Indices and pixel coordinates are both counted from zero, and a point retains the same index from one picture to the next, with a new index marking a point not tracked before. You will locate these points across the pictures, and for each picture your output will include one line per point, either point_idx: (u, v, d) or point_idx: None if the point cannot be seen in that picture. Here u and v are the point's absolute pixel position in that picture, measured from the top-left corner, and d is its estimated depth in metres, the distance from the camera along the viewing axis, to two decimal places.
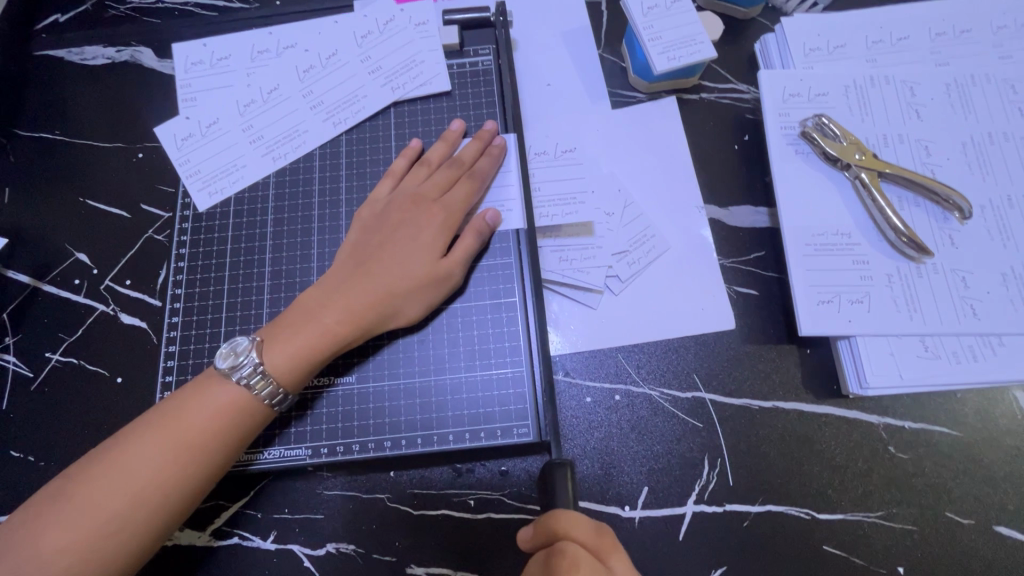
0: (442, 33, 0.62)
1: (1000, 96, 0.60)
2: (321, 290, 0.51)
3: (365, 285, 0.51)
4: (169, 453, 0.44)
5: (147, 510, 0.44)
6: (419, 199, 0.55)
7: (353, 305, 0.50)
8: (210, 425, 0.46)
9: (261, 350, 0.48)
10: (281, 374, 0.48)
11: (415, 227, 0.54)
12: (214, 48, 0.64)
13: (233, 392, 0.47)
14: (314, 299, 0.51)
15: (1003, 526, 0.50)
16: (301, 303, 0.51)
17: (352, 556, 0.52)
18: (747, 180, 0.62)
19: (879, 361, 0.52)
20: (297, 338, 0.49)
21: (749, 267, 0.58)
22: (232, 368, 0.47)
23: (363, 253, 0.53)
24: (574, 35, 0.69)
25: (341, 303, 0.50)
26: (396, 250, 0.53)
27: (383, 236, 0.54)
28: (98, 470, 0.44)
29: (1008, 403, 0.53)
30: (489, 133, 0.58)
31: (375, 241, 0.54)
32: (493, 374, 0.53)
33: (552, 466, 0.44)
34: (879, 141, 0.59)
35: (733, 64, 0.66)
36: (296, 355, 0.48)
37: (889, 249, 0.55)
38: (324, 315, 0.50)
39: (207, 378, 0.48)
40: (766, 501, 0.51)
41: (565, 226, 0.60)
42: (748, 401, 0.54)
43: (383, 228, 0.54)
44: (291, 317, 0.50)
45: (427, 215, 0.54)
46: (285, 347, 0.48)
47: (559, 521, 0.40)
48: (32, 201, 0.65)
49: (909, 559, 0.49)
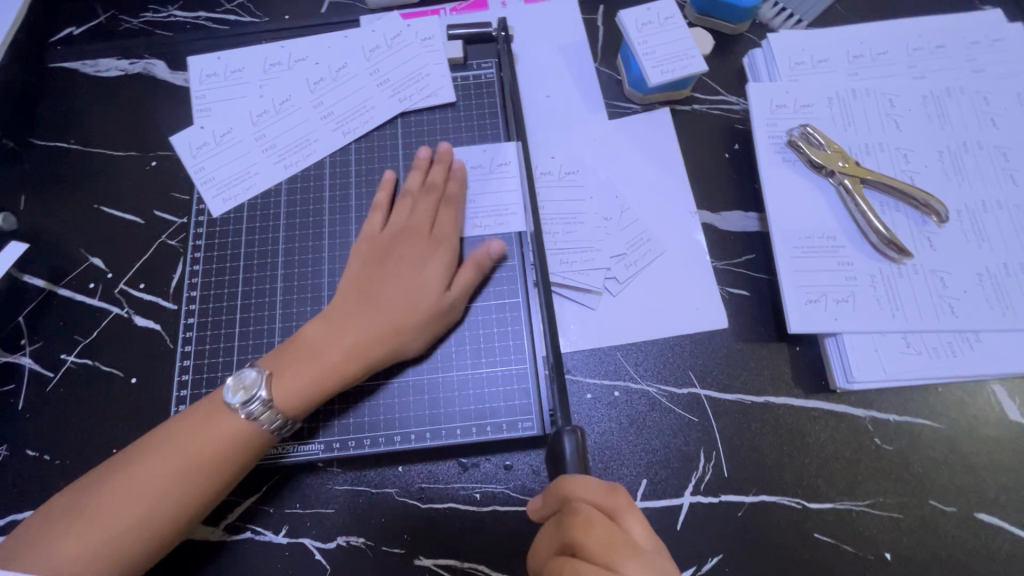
0: (446, 47, 0.65)
1: (973, 107, 0.63)
2: (320, 326, 0.52)
3: (370, 321, 0.52)
4: (181, 471, 0.46)
5: (161, 522, 0.45)
6: (414, 232, 0.57)
7: (359, 342, 0.51)
8: (223, 443, 0.47)
9: (270, 383, 0.49)
10: (286, 407, 0.49)
11: (413, 261, 0.55)
12: (228, 60, 0.67)
13: (239, 424, 0.48)
14: (315, 335, 0.52)
15: (984, 513, 0.52)
16: (303, 339, 0.52)
17: (362, 549, 0.53)
18: (738, 186, 0.65)
19: (864, 357, 0.55)
20: (304, 373, 0.50)
21: (741, 269, 0.61)
22: (243, 403, 0.48)
23: (362, 287, 0.54)
24: (572, 50, 0.72)
25: (347, 341, 0.51)
26: (398, 283, 0.54)
27: (380, 271, 0.55)
28: (113, 482, 0.46)
29: (986, 396, 0.56)
30: (447, 156, 0.60)
31: (375, 275, 0.55)
32: (498, 371, 0.55)
33: (558, 432, 0.44)
34: (861, 149, 0.62)
35: (723, 77, 0.70)
36: (302, 392, 0.50)
37: (872, 251, 0.58)
38: (330, 353, 0.51)
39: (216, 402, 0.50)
40: (759, 492, 0.54)
41: (566, 231, 0.62)
42: (741, 396, 0.57)
43: (381, 262, 0.55)
44: (296, 353, 0.51)
45: (426, 249, 0.56)
46: (291, 384, 0.50)
47: (566, 483, 0.41)
48: (47, 208, 0.67)
49: (895, 545, 0.52)
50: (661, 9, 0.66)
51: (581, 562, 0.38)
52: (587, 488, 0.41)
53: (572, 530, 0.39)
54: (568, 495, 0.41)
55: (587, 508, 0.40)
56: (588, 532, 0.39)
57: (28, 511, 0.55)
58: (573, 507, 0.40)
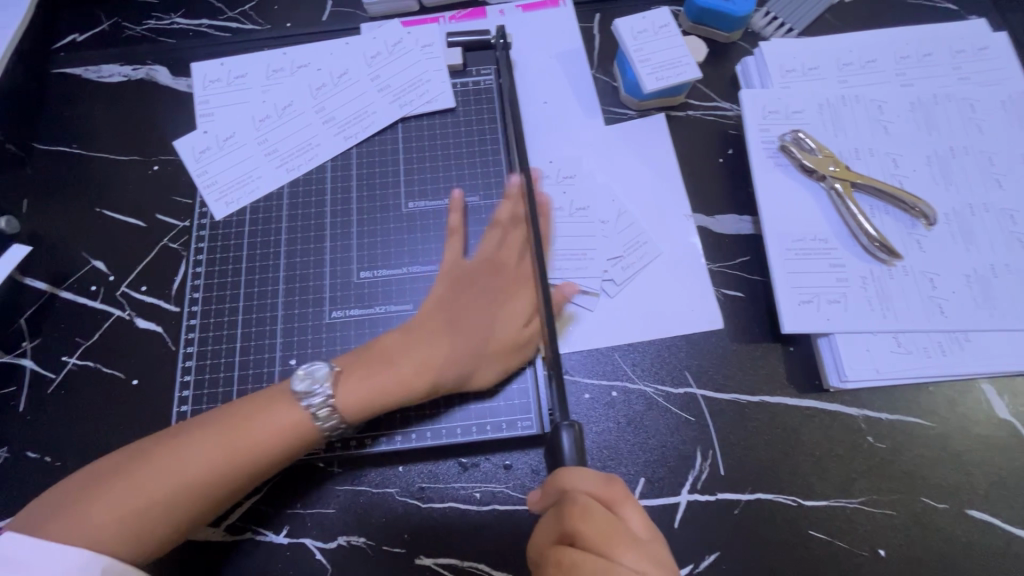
0: (446, 54, 0.67)
1: (960, 113, 0.65)
2: (402, 337, 0.54)
3: (452, 343, 0.54)
4: (227, 456, 0.48)
5: (195, 499, 0.47)
6: (502, 266, 0.58)
7: (432, 360, 0.53)
8: (267, 438, 0.49)
9: (336, 383, 0.51)
10: (347, 409, 0.51)
11: (492, 299, 0.57)
12: (231, 66, 0.68)
13: (295, 416, 0.50)
14: (394, 346, 0.54)
15: (974, 509, 0.53)
16: (381, 345, 0.54)
17: (363, 549, 0.54)
18: (732, 190, 0.66)
19: (856, 356, 0.56)
20: (375, 379, 0.52)
21: (735, 271, 0.62)
22: (305, 394, 0.50)
23: (449, 309, 0.56)
24: (569, 56, 0.73)
25: (422, 355, 0.53)
26: (477, 319, 0.56)
27: (464, 299, 0.57)
28: (162, 454, 0.48)
29: (976, 394, 0.57)
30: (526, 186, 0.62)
31: (461, 298, 0.57)
32: (497, 371, 0.56)
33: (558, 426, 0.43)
34: (852, 154, 0.64)
35: (716, 84, 0.71)
36: (366, 399, 0.51)
37: (863, 253, 0.60)
38: (402, 365, 0.53)
39: (275, 394, 0.51)
40: (755, 490, 0.54)
41: (577, 267, 0.62)
42: (736, 396, 0.58)
43: (465, 290, 0.57)
44: (370, 359, 0.53)
45: (514, 286, 0.58)
46: (358, 391, 0.51)
47: (564, 477, 0.41)
48: (50, 211, 0.67)
49: (888, 542, 0.53)
50: (656, 17, 0.67)
51: (581, 554, 0.40)
52: (585, 481, 0.41)
53: (570, 521, 0.41)
54: (567, 487, 0.41)
55: (586, 500, 0.41)
56: (587, 524, 0.40)
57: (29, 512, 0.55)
58: (571, 499, 0.41)
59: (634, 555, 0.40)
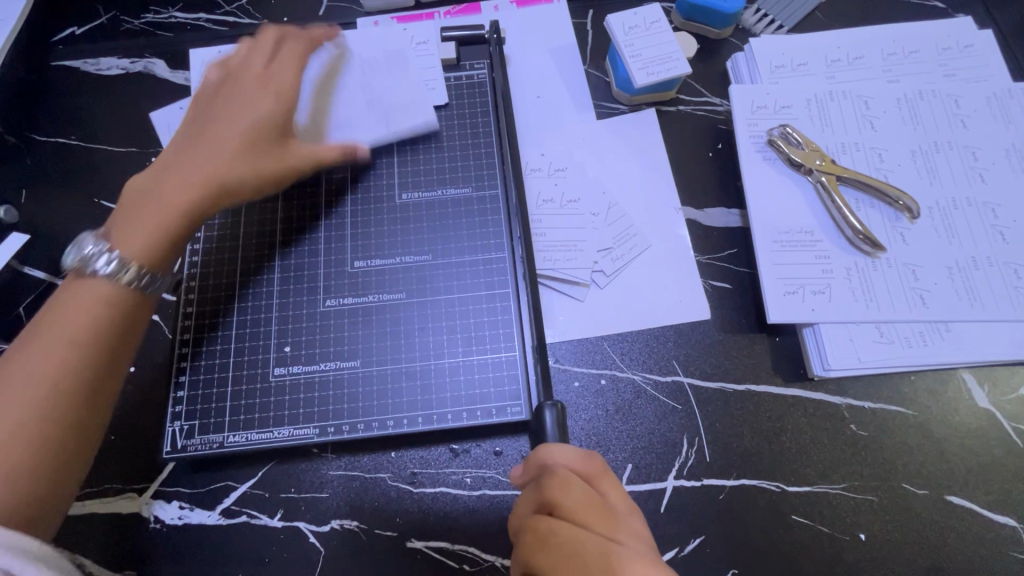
0: (440, 49, 0.68)
1: (944, 109, 0.66)
2: (162, 173, 0.49)
3: (205, 148, 0.51)
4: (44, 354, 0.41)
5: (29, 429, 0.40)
6: (283, 131, 0.54)
7: (195, 170, 0.50)
8: (71, 325, 0.43)
9: (110, 240, 0.45)
10: (141, 256, 0.45)
11: (274, 152, 0.53)
12: (229, 55, 0.69)
13: (100, 288, 0.44)
14: (153, 180, 0.49)
15: (954, 495, 0.55)
16: (135, 187, 0.49)
17: (355, 532, 0.55)
18: (721, 184, 0.67)
19: (840, 346, 0.57)
20: (143, 218, 0.47)
21: (723, 263, 0.64)
22: (84, 256, 0.44)
23: (210, 140, 0.52)
24: (562, 52, 0.74)
25: (181, 171, 0.49)
26: (246, 154, 0.52)
27: (229, 140, 0.52)
28: None
29: (957, 383, 0.58)
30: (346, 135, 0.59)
31: (200, 123, 0.53)
32: (488, 358, 0.57)
33: (541, 405, 0.47)
34: (838, 149, 0.65)
35: (707, 79, 0.72)
36: (150, 238, 0.46)
37: (848, 245, 0.61)
38: (164, 186, 0.49)
39: (64, 292, 0.45)
40: (739, 476, 0.56)
41: (567, 257, 0.63)
42: (723, 385, 0.59)
43: (240, 140, 0.52)
44: (132, 200, 0.48)
45: (286, 151, 0.54)
46: (137, 230, 0.46)
47: (545, 451, 0.43)
48: (49, 202, 0.68)
49: (869, 526, 0.54)
50: (648, 13, 0.68)
51: (559, 524, 0.40)
52: (565, 454, 0.43)
53: (550, 492, 0.41)
54: (548, 461, 0.43)
55: (566, 473, 0.42)
56: (566, 494, 0.41)
57: None
58: (552, 471, 0.42)
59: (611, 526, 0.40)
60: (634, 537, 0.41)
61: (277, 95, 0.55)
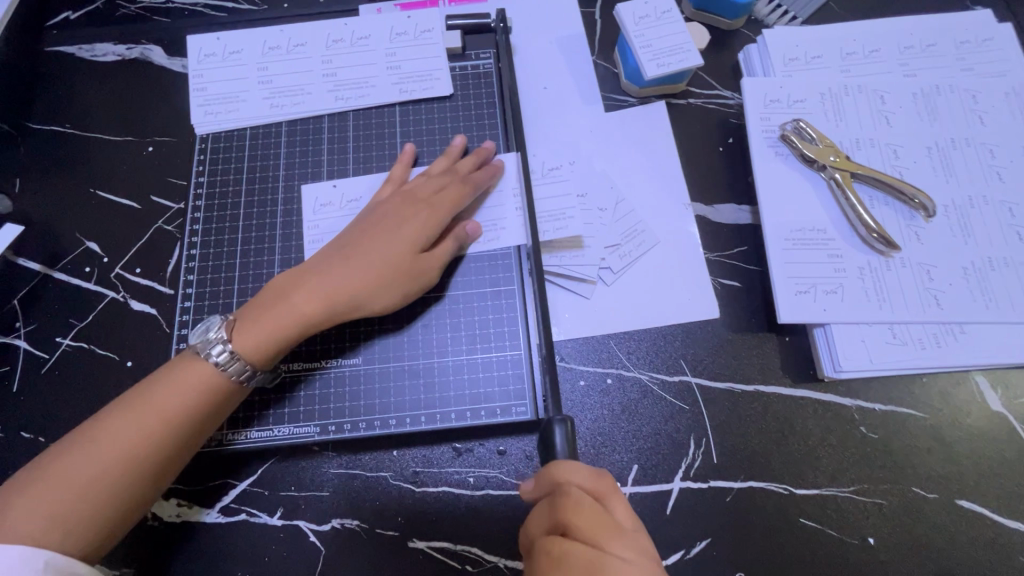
0: (445, 38, 0.66)
1: (962, 105, 0.65)
2: (294, 277, 0.53)
3: (344, 269, 0.52)
4: (148, 426, 0.46)
5: (122, 477, 0.45)
6: (409, 198, 0.56)
7: (330, 289, 0.51)
8: (177, 403, 0.47)
9: (231, 333, 0.50)
10: (250, 354, 0.49)
11: (398, 222, 0.54)
12: (227, 41, 0.66)
13: (203, 371, 0.49)
14: (286, 285, 0.52)
15: (964, 500, 0.54)
16: (278, 284, 0.52)
17: (356, 531, 0.54)
18: (731, 179, 0.66)
19: (851, 347, 0.56)
20: (265, 320, 0.50)
21: (733, 260, 0.62)
22: (202, 346, 0.49)
23: (343, 243, 0.54)
24: (570, 42, 0.73)
25: (317, 286, 0.52)
26: (371, 243, 0.53)
27: (366, 229, 0.55)
28: (75, 443, 0.46)
29: (969, 386, 0.57)
30: (457, 149, 0.60)
31: (360, 230, 0.55)
32: (492, 357, 0.56)
33: (551, 419, 0.45)
34: (852, 145, 0.63)
35: (718, 72, 0.70)
36: (257, 340, 0.49)
37: (861, 244, 0.60)
38: (298, 296, 0.51)
39: (180, 359, 0.50)
40: (747, 478, 0.55)
41: (557, 228, 0.60)
42: (731, 385, 0.58)
43: (370, 221, 0.55)
44: (267, 300, 0.52)
45: (410, 209, 0.55)
46: (249, 328, 0.50)
47: (556, 468, 0.42)
48: (44, 192, 0.67)
49: (878, 531, 0.53)
50: (658, 3, 0.66)
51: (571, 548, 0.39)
52: (576, 472, 0.42)
53: (563, 512, 0.40)
54: (559, 479, 0.42)
55: (578, 491, 0.41)
56: (579, 514, 0.40)
57: None
58: (564, 489, 0.41)
59: (624, 548, 0.39)
60: (645, 556, 0.39)
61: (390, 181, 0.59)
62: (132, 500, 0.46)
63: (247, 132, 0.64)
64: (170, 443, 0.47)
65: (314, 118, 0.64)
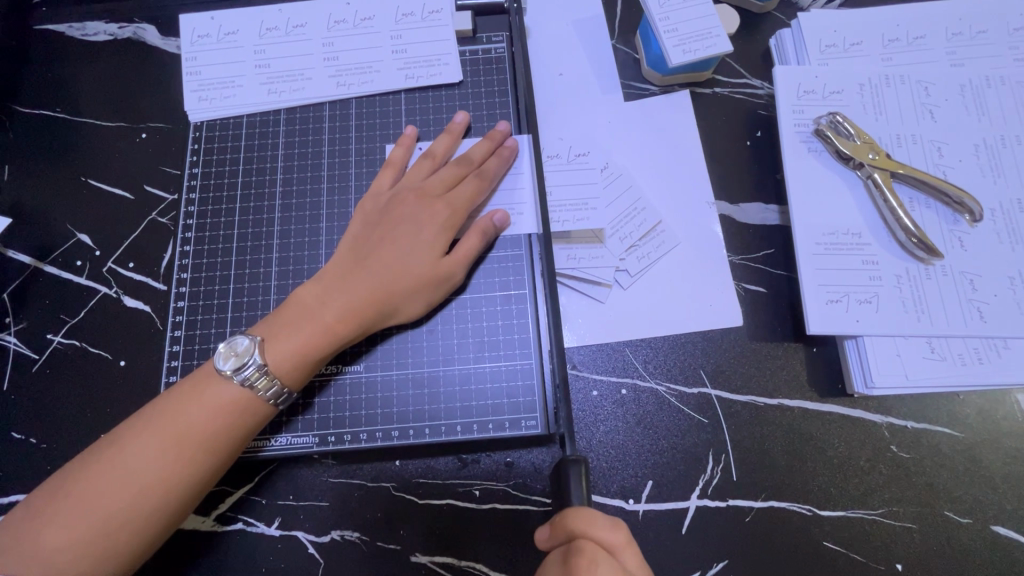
0: (455, 19, 0.61)
1: (1014, 99, 0.59)
2: (318, 287, 0.50)
3: (365, 279, 0.50)
4: (174, 450, 0.44)
5: (149, 504, 0.43)
6: (423, 193, 0.54)
7: (354, 302, 0.49)
8: (205, 427, 0.45)
9: (263, 350, 0.47)
10: (282, 373, 0.47)
11: (416, 222, 0.52)
12: (222, 21, 0.62)
13: (234, 393, 0.46)
14: (311, 296, 0.50)
15: (1000, 526, 0.51)
16: (296, 300, 0.50)
17: (357, 544, 0.52)
18: (759, 177, 0.61)
19: (885, 362, 0.52)
20: (290, 339, 0.48)
21: (759, 264, 0.58)
22: (235, 369, 0.47)
23: (361, 247, 0.52)
24: (588, 25, 0.68)
25: (340, 300, 0.49)
26: (394, 246, 0.52)
27: (382, 231, 0.53)
28: (98, 466, 0.44)
29: (1009, 405, 0.54)
30: (458, 126, 0.57)
31: (375, 236, 0.52)
32: (502, 366, 0.53)
33: (564, 462, 0.43)
34: (893, 141, 0.59)
35: (747, 59, 0.65)
36: (299, 356, 0.48)
37: (899, 250, 0.56)
38: (324, 313, 0.49)
39: (206, 374, 0.47)
40: (768, 497, 0.52)
41: (577, 218, 0.59)
42: (753, 398, 0.54)
43: (384, 222, 0.53)
44: (287, 317, 0.49)
45: (426, 209, 0.53)
46: (286, 344, 0.48)
47: (572, 519, 0.40)
48: (33, 181, 0.63)
49: (907, 557, 0.50)
50: None
51: None
52: (593, 524, 0.40)
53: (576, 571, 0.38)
54: (575, 532, 0.40)
55: (593, 547, 0.39)
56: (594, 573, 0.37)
57: (16, 494, 0.54)
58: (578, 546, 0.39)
59: None
60: None
61: (392, 171, 0.56)
62: (159, 527, 0.44)
63: (244, 120, 0.61)
64: (198, 468, 0.45)
65: (314, 106, 0.60)
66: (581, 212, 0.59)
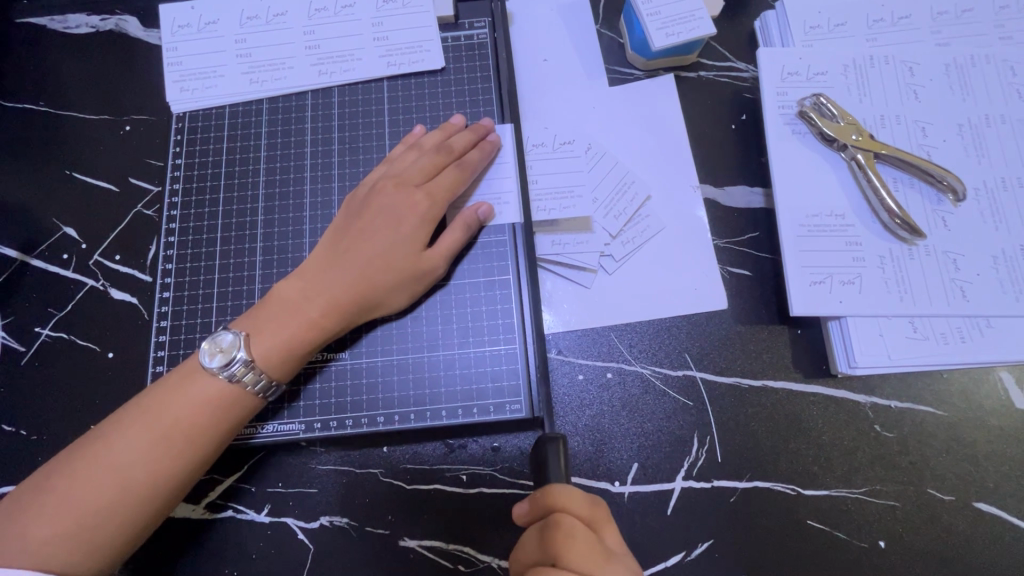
0: (436, 5, 0.61)
1: (998, 77, 0.59)
2: (301, 282, 0.50)
3: (345, 273, 0.50)
4: (162, 443, 0.45)
5: (136, 496, 0.44)
6: (402, 181, 0.53)
7: (337, 297, 0.49)
8: (191, 420, 0.45)
9: (249, 345, 0.47)
10: (270, 368, 0.48)
11: (394, 212, 0.52)
12: (202, 11, 0.62)
13: (222, 387, 0.47)
14: (294, 291, 0.50)
15: (983, 503, 0.51)
16: (279, 295, 0.50)
17: (345, 529, 0.52)
18: (743, 160, 0.61)
19: (868, 342, 0.53)
20: (273, 335, 0.48)
21: (743, 247, 0.58)
22: (221, 366, 0.47)
23: (343, 239, 0.52)
24: (572, 10, 0.67)
25: (323, 295, 0.49)
26: (373, 238, 0.51)
27: (361, 221, 0.52)
28: (86, 458, 0.44)
29: (992, 383, 0.54)
30: (454, 126, 0.56)
31: (355, 227, 0.52)
32: (486, 351, 0.53)
33: (543, 441, 0.45)
34: (876, 122, 0.59)
35: (732, 41, 0.65)
36: (285, 351, 0.48)
37: (882, 231, 0.56)
38: (307, 308, 0.49)
39: (191, 368, 0.48)
40: (753, 478, 0.52)
41: (562, 207, 0.59)
42: (737, 380, 0.55)
43: (363, 212, 0.53)
44: (270, 312, 0.49)
45: (406, 198, 0.52)
46: (270, 340, 0.48)
47: (554, 495, 0.41)
48: (18, 174, 0.63)
49: (889, 534, 0.51)
50: None
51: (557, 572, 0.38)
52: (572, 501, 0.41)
53: (554, 542, 0.39)
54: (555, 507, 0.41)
55: (571, 522, 0.40)
56: (570, 547, 0.39)
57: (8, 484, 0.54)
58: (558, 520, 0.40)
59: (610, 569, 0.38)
60: None
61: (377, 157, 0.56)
62: (148, 518, 0.45)
63: (226, 110, 0.60)
64: (185, 461, 0.45)
65: (296, 95, 0.60)
66: (567, 200, 0.59)
